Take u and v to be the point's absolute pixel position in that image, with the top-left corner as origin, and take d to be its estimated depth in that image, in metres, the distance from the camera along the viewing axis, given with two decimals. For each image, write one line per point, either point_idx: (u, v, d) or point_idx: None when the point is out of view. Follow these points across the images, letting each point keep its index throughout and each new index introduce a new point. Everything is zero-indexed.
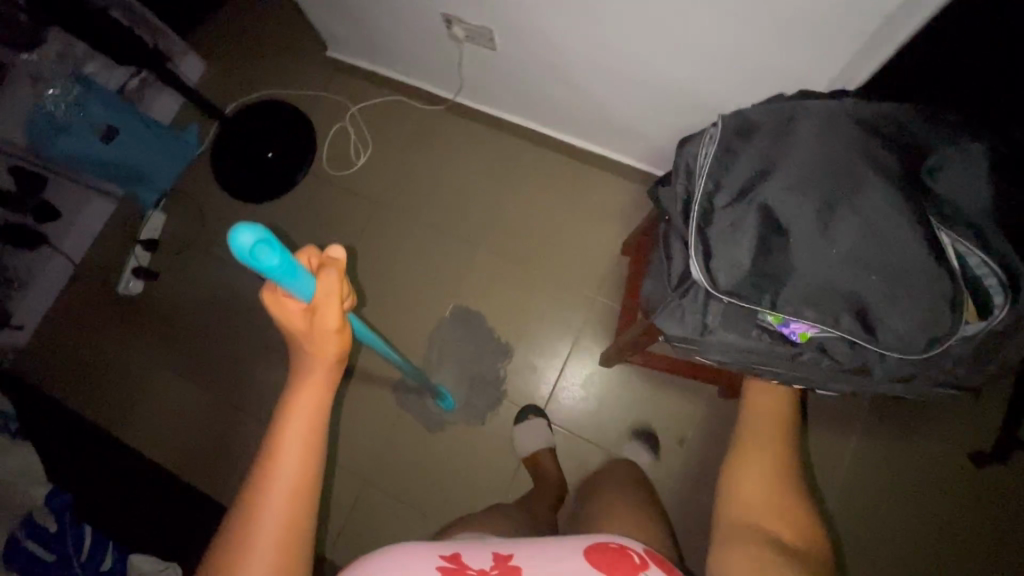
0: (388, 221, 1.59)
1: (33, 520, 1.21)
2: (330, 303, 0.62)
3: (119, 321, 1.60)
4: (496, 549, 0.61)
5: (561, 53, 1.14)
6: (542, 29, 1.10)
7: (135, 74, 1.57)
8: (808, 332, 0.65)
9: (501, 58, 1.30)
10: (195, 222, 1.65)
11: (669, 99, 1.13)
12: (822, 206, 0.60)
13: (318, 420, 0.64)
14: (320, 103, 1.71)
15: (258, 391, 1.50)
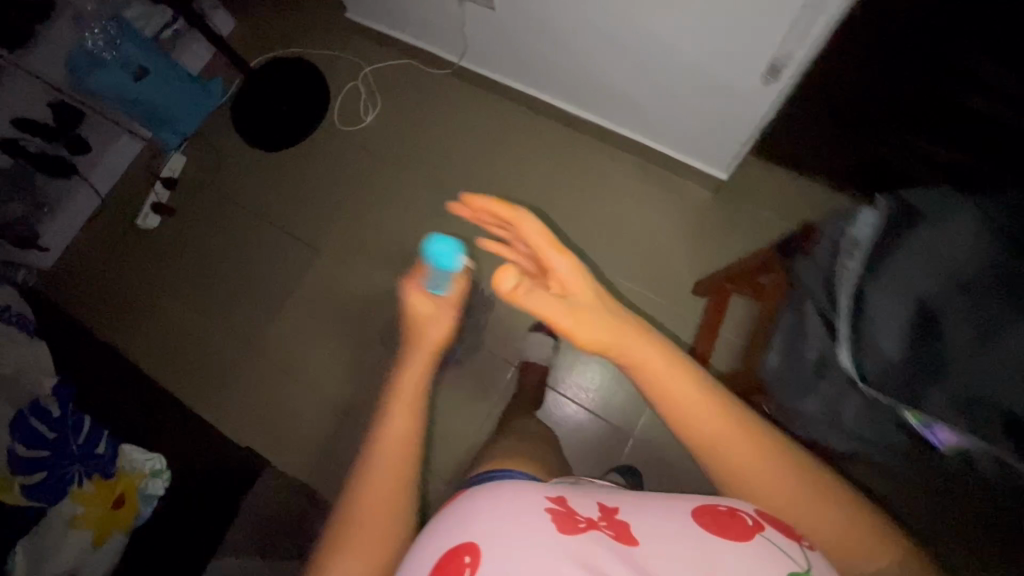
0: (409, 193, 1.43)
1: (39, 404, 1.05)
2: (573, 278, 0.58)
3: (134, 256, 1.49)
4: (602, 501, 0.50)
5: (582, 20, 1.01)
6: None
7: (167, 23, 1.45)
8: (959, 444, 0.58)
9: (503, 20, 1.14)
10: (213, 163, 1.53)
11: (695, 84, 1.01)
12: (999, 314, 0.54)
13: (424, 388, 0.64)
14: (346, 62, 1.54)
15: (257, 372, 1.36)
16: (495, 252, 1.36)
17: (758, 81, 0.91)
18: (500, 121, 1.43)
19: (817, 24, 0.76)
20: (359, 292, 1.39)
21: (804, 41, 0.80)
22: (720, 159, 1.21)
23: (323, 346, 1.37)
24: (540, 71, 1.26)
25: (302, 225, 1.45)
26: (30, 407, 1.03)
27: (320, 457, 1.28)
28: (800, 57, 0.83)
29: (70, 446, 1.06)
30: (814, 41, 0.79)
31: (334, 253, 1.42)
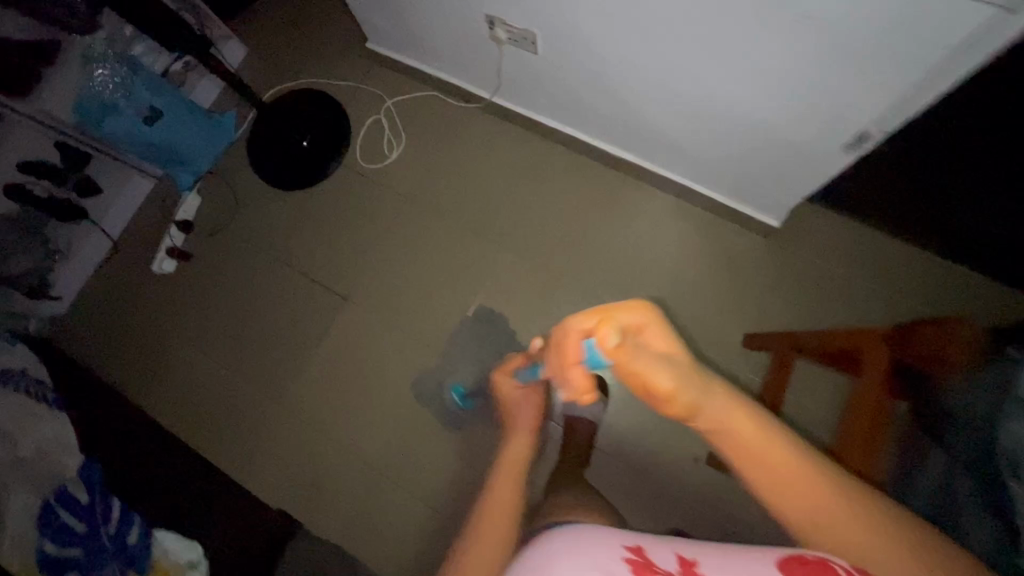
0: (439, 235, 1.37)
1: (67, 492, 1.09)
2: (662, 339, 0.57)
3: (150, 303, 1.43)
4: (680, 551, 0.46)
5: (637, 72, 0.94)
6: (605, 44, 0.92)
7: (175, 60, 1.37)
8: None
9: (546, 65, 1.08)
10: (231, 204, 1.46)
11: (751, 140, 0.95)
12: None
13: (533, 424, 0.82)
14: (368, 95, 1.46)
15: (284, 429, 1.30)
16: (532, 300, 1.29)
17: (836, 149, 0.84)
18: (531, 160, 1.36)
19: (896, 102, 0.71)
20: (390, 342, 1.33)
21: (880, 114, 0.74)
22: (772, 209, 1.14)
23: (352, 401, 1.30)
24: (580, 112, 1.19)
25: (328, 271, 1.39)
26: (55, 493, 1.08)
27: (353, 520, 1.22)
28: (872, 129, 0.78)
29: (101, 537, 1.08)
30: (896, 117, 0.74)
31: (361, 301, 1.36)
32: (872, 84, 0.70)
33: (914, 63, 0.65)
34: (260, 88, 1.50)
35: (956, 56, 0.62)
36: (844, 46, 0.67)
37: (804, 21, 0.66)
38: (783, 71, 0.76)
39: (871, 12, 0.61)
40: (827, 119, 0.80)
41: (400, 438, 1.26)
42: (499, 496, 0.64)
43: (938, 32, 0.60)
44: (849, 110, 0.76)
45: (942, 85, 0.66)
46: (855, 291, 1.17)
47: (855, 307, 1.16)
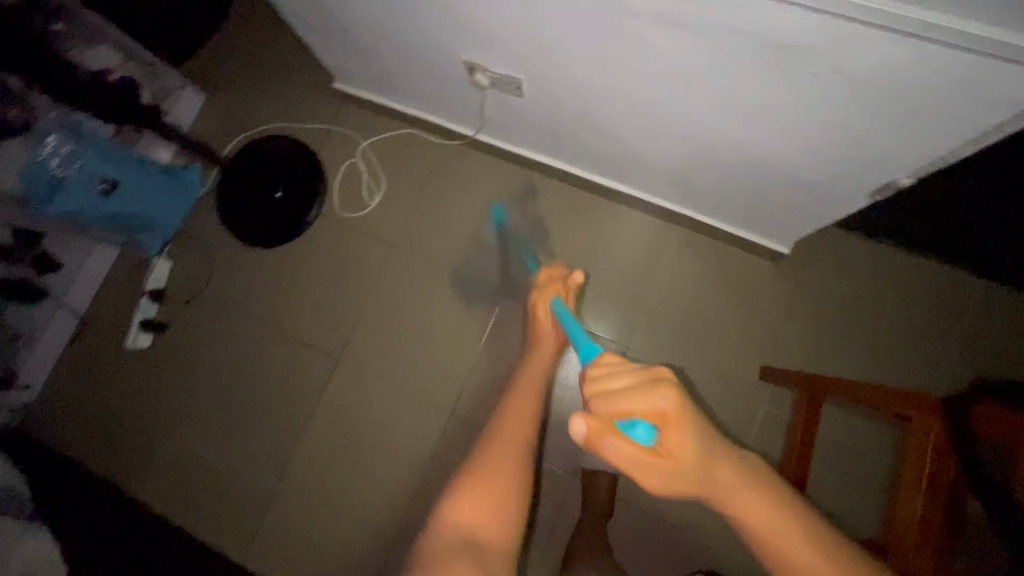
0: (431, 283, 1.29)
1: None
2: (677, 437, 0.56)
3: (130, 381, 1.34)
4: None
5: (632, 117, 0.88)
6: (598, 90, 0.84)
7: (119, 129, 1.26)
8: None
9: (532, 107, 1.00)
10: (205, 267, 1.37)
11: (758, 179, 0.89)
12: None
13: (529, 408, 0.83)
14: (340, 138, 1.37)
15: (289, 504, 1.23)
16: None
17: (857, 193, 0.78)
18: (521, 196, 1.29)
19: (921, 156, 0.64)
20: (392, 401, 1.25)
21: (900, 167, 0.68)
22: (783, 237, 1.08)
23: (358, 468, 1.23)
24: (569, 149, 1.12)
25: (317, 330, 1.31)
26: None
27: None
28: (890, 180, 0.71)
29: None
30: (917, 170, 0.67)
31: (357, 360, 1.28)
32: (899, 140, 0.63)
33: (960, 122, 0.56)
34: (224, 138, 1.40)
35: (990, 123, 0.55)
36: (863, 104, 0.60)
37: (831, 78, 0.58)
38: (801, 120, 0.68)
39: (896, 75, 0.54)
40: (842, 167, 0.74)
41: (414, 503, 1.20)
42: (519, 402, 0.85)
43: (975, 99, 0.53)
44: (866, 162, 0.70)
45: (972, 145, 0.60)
46: (869, 310, 1.14)
47: (867, 326, 1.14)
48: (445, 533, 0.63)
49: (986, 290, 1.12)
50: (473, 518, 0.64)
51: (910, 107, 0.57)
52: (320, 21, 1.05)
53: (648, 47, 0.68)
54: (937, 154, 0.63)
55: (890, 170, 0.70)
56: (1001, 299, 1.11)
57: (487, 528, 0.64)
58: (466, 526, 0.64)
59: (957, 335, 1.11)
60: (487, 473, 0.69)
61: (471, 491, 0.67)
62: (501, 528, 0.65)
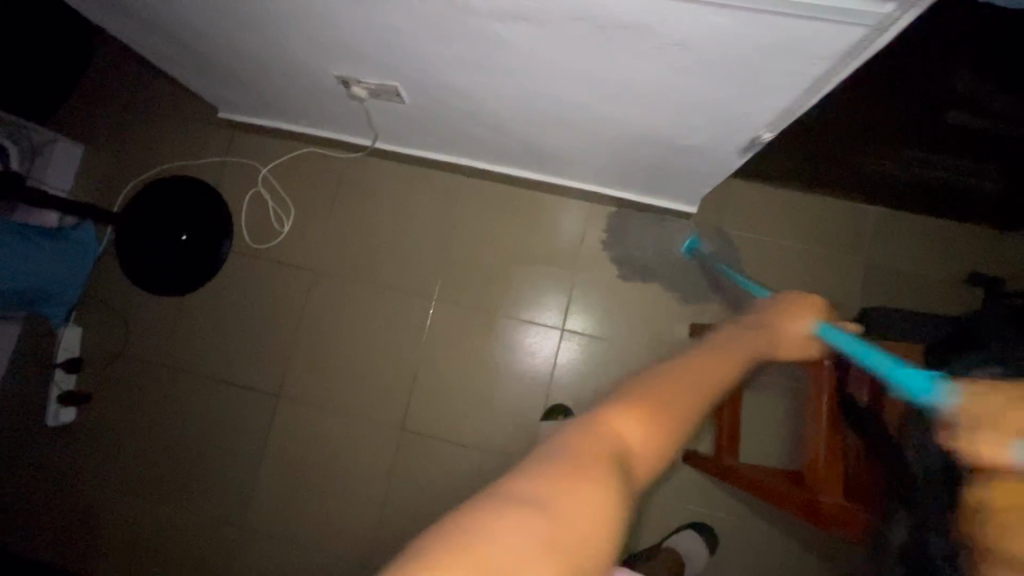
0: (358, 299, 1.27)
1: None
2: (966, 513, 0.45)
3: (60, 457, 1.27)
4: None
5: (512, 108, 0.87)
6: (472, 87, 0.83)
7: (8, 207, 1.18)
8: None
9: (417, 111, 0.98)
10: (119, 324, 1.30)
11: (645, 149, 0.90)
12: None
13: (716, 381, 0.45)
14: (238, 168, 1.32)
15: (255, 550, 1.21)
16: (474, 342, 1.24)
17: (732, 152, 0.81)
18: (435, 198, 1.28)
19: (770, 108, 0.67)
20: (340, 425, 1.24)
21: (757, 120, 0.71)
22: (686, 198, 1.11)
23: (319, 500, 1.22)
24: (468, 146, 1.11)
25: (251, 369, 1.27)
26: None
27: None
28: (755, 133, 0.74)
29: None
30: (776, 121, 0.70)
31: (298, 393, 1.26)
32: (749, 95, 0.65)
33: (790, 75, 0.59)
34: (114, 189, 1.33)
35: (818, 72, 0.58)
36: (705, 68, 0.62)
37: (672, 49, 0.59)
38: (662, 91, 0.70)
39: (722, 41, 0.56)
40: (707, 129, 0.77)
41: (380, 523, 1.19)
42: (711, 358, 0.47)
43: (797, 53, 0.55)
44: (728, 119, 0.72)
45: (812, 93, 0.62)
46: (779, 252, 1.20)
47: (780, 267, 1.19)
48: (587, 442, 0.40)
49: (877, 214, 1.19)
50: (631, 433, 0.41)
51: (745, 66, 0.59)
52: (182, 55, 1.00)
53: (502, 42, 0.67)
54: (784, 105, 0.65)
55: (751, 125, 0.72)
56: (892, 221, 1.18)
57: (640, 463, 0.41)
58: (616, 446, 0.40)
59: (859, 262, 1.18)
60: (662, 390, 0.43)
61: (636, 399, 0.43)
62: (655, 460, 0.42)
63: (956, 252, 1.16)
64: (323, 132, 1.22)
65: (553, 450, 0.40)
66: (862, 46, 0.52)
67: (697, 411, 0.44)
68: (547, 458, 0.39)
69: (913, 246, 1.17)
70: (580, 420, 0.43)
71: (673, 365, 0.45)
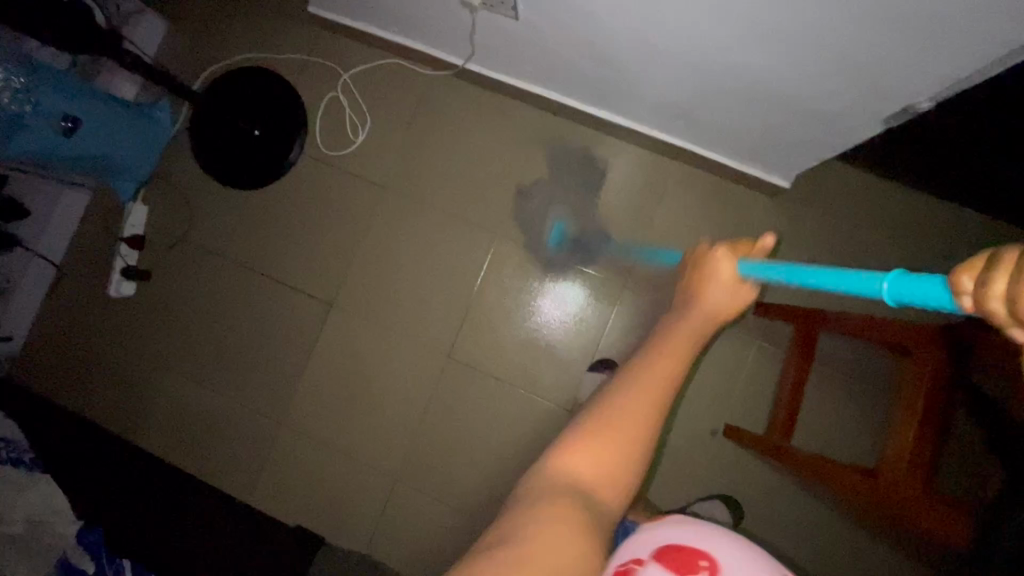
0: (421, 221, 1.25)
1: (68, 563, 0.97)
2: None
3: (115, 325, 1.31)
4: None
5: (634, 39, 0.82)
6: (602, 6, 0.78)
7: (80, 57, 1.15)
8: None
9: (526, 31, 0.93)
10: (183, 209, 1.31)
11: (762, 108, 0.85)
12: None
13: (671, 390, 0.46)
14: (319, 69, 1.28)
15: (289, 449, 1.25)
16: (532, 286, 1.22)
17: (866, 121, 0.76)
18: (515, 129, 1.24)
19: (939, 77, 0.62)
20: (385, 342, 1.25)
21: (914, 89, 0.66)
22: (784, 170, 1.05)
23: (356, 413, 1.25)
24: (566, 80, 1.06)
25: (307, 274, 1.28)
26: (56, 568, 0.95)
27: (375, 530, 1.22)
28: (904, 102, 0.69)
29: None
30: (937, 92, 0.65)
31: (350, 308, 1.26)
32: (923, 59, 0.61)
33: (982, 37, 0.55)
34: (195, 70, 1.30)
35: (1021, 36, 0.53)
36: (885, 20, 0.57)
37: None
38: (821, 39, 0.64)
39: None
40: (847, 92, 0.72)
41: (412, 444, 1.23)
42: (651, 373, 0.46)
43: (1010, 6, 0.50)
44: (880, 83, 0.67)
45: (997, 62, 0.57)
46: (864, 243, 1.14)
47: (861, 257, 1.14)
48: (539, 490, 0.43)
49: (977, 225, 1.12)
50: (591, 469, 0.44)
51: (936, 21, 0.55)
52: None
53: None
54: (957, 73, 0.61)
55: (904, 95, 0.68)
56: (993, 234, 1.12)
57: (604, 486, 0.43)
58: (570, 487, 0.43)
59: (946, 266, 1.12)
60: (609, 420, 0.44)
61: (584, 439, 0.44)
62: (625, 482, 0.44)
63: None
64: (415, 45, 1.18)
65: (517, 505, 0.43)
66: None
67: (648, 424, 0.44)
68: (509, 515, 0.42)
69: None
70: (537, 465, 0.46)
71: (619, 393, 0.45)
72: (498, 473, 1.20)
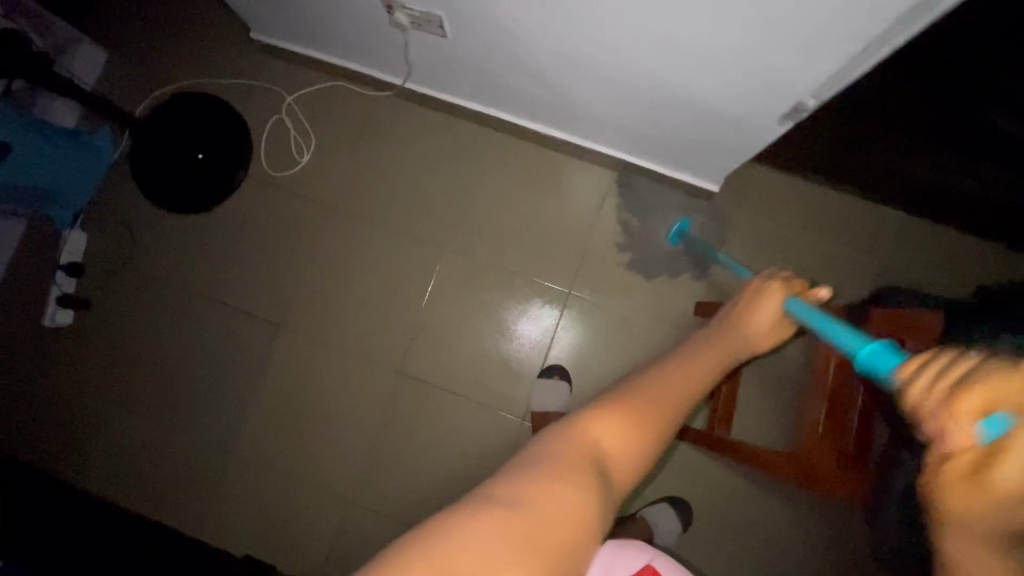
0: (367, 237, 1.27)
1: None
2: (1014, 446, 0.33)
3: (51, 356, 1.26)
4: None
5: (550, 54, 0.87)
6: (520, 24, 0.83)
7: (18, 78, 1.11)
8: None
9: (455, 48, 0.98)
10: (124, 234, 1.29)
11: (677, 114, 0.91)
12: None
13: (694, 392, 0.52)
14: (263, 93, 1.30)
15: (237, 476, 1.21)
16: (479, 296, 1.24)
17: (768, 122, 0.81)
18: (459, 145, 1.27)
19: (815, 80, 0.67)
20: (336, 359, 1.24)
21: (799, 91, 0.71)
22: (711, 174, 1.11)
23: (307, 434, 1.22)
24: (500, 95, 1.11)
25: (254, 295, 1.26)
26: None
27: (331, 557, 1.18)
28: (795, 104, 0.74)
29: None
30: (819, 93, 0.70)
31: (298, 327, 1.25)
32: (799, 63, 0.66)
33: (853, 35, 0.58)
34: (137, 96, 1.30)
35: (872, 40, 0.58)
36: (757, 30, 0.62)
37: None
38: (710, 48, 0.69)
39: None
40: (744, 95, 0.77)
41: (365, 463, 1.21)
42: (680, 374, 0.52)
43: (856, 12, 0.55)
44: (769, 86, 0.73)
45: (861, 64, 0.63)
46: (793, 242, 1.20)
47: (791, 256, 1.20)
48: (568, 445, 0.45)
49: (895, 221, 1.19)
50: (613, 440, 0.46)
51: (800, 28, 0.60)
52: None
53: None
54: (831, 75, 0.66)
55: (792, 98, 0.73)
56: (908, 230, 1.19)
57: (620, 459, 0.46)
58: (594, 441, 0.45)
59: (869, 260, 1.19)
60: (646, 390, 0.49)
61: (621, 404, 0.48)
62: (642, 455, 0.47)
63: (967, 265, 1.17)
64: (355, 66, 1.21)
65: (543, 443, 0.46)
66: (927, 9, 0.53)
67: (678, 409, 0.49)
68: (532, 461, 0.44)
69: (925, 258, 1.18)
70: (568, 418, 0.49)
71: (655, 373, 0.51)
72: (452, 487, 1.18)
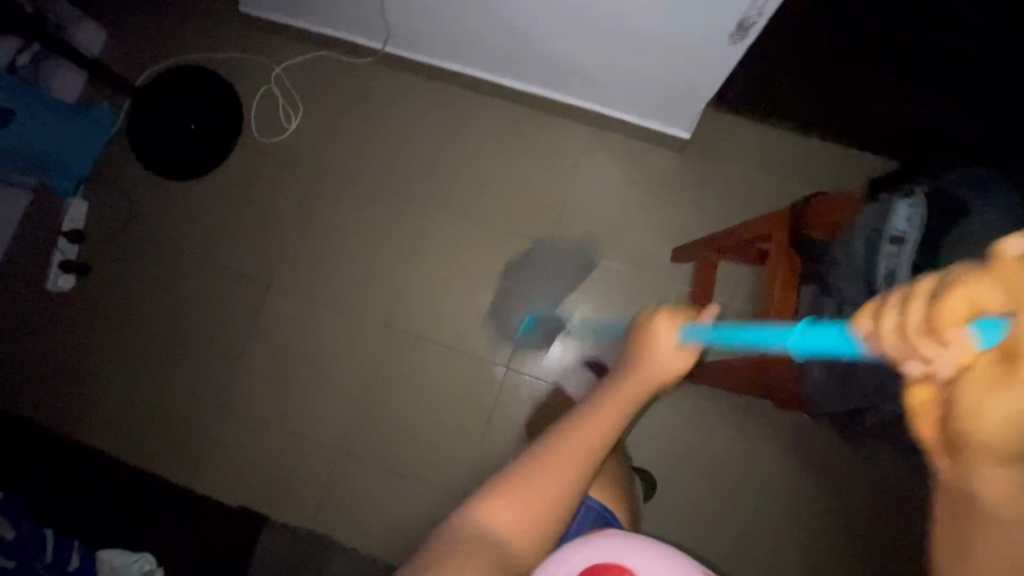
0: (353, 198, 1.31)
1: None
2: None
3: (54, 320, 1.32)
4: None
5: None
6: None
7: (24, 47, 1.16)
8: None
9: (425, 1, 1.02)
10: (122, 201, 1.35)
11: (636, 51, 0.94)
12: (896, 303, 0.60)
13: (594, 456, 0.53)
14: (253, 64, 1.36)
15: (230, 430, 1.25)
16: (462, 250, 1.28)
17: (719, 49, 0.85)
18: (439, 107, 1.32)
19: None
20: (325, 315, 1.28)
21: (739, 10, 0.75)
22: (680, 119, 1.14)
23: (297, 387, 1.26)
24: (474, 51, 1.15)
25: (246, 256, 1.31)
26: None
27: (321, 505, 1.21)
28: (738, 25, 0.78)
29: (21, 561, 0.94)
30: (757, 12, 0.74)
31: (287, 286, 1.30)
32: None
33: None
34: (135, 72, 1.37)
35: None
36: None
37: None
38: None
39: None
40: (692, 22, 0.81)
41: (353, 414, 1.24)
42: (578, 445, 0.53)
43: None
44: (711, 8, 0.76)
45: None
46: (766, 187, 1.23)
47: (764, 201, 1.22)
48: (464, 532, 0.52)
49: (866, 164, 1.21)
50: (508, 517, 0.51)
51: None
52: None
53: None
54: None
55: (734, 18, 0.77)
56: None
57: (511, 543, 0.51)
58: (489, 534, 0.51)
59: None
60: (545, 462, 0.53)
61: (518, 483, 0.52)
62: (537, 529, 0.52)
63: None
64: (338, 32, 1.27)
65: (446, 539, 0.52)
66: None
67: (572, 477, 0.52)
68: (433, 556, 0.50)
69: None
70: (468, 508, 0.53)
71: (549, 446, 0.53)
72: (438, 434, 1.21)
